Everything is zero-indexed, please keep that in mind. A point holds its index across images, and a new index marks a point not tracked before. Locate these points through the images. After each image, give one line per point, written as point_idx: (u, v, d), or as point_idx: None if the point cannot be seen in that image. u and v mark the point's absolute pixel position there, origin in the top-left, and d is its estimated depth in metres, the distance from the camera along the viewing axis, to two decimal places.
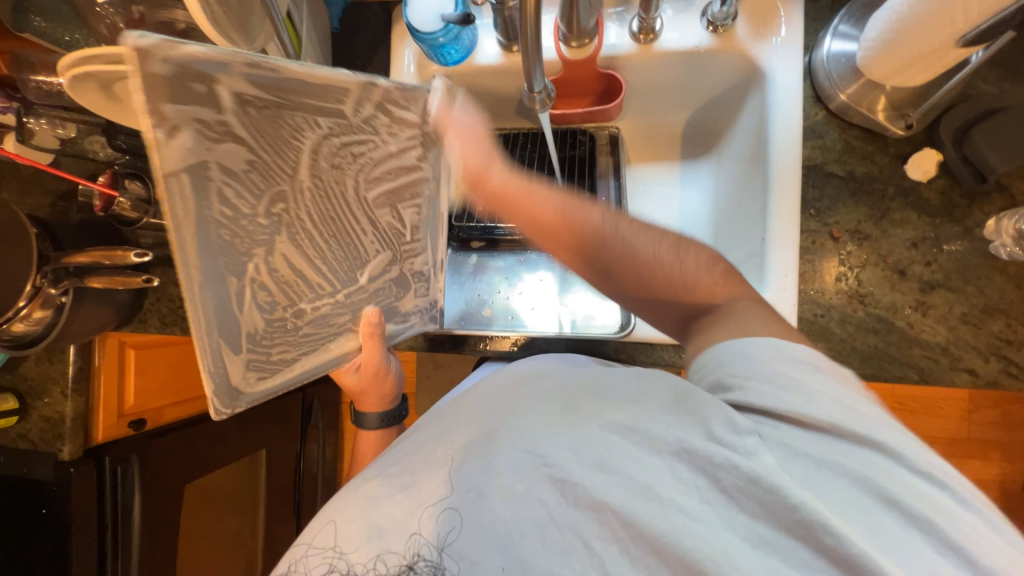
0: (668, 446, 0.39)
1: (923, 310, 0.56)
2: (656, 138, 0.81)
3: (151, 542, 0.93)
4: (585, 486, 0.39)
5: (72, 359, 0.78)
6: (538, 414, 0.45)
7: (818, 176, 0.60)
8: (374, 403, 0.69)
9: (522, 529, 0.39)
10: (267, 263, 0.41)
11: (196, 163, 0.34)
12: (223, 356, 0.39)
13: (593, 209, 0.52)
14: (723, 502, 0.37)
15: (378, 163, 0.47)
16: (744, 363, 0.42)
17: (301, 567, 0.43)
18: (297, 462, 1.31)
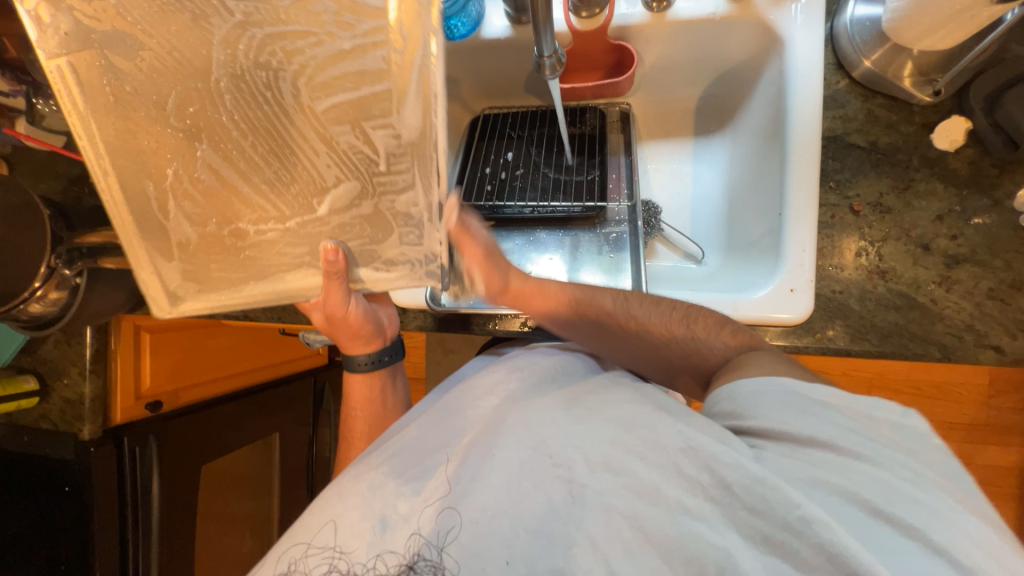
0: (671, 442, 0.39)
1: (947, 286, 0.54)
2: (668, 114, 0.79)
3: (171, 520, 0.95)
4: (593, 485, 0.38)
5: (88, 340, 0.80)
6: (545, 409, 0.45)
7: (838, 147, 0.58)
8: (352, 343, 0.68)
9: (528, 523, 0.38)
10: (188, 167, 0.44)
11: (85, 52, 0.41)
12: (156, 261, 0.46)
13: (603, 295, 0.59)
14: (724, 499, 0.36)
15: (322, 64, 0.42)
16: (755, 396, 0.43)
17: (301, 567, 0.42)
18: (310, 446, 1.34)
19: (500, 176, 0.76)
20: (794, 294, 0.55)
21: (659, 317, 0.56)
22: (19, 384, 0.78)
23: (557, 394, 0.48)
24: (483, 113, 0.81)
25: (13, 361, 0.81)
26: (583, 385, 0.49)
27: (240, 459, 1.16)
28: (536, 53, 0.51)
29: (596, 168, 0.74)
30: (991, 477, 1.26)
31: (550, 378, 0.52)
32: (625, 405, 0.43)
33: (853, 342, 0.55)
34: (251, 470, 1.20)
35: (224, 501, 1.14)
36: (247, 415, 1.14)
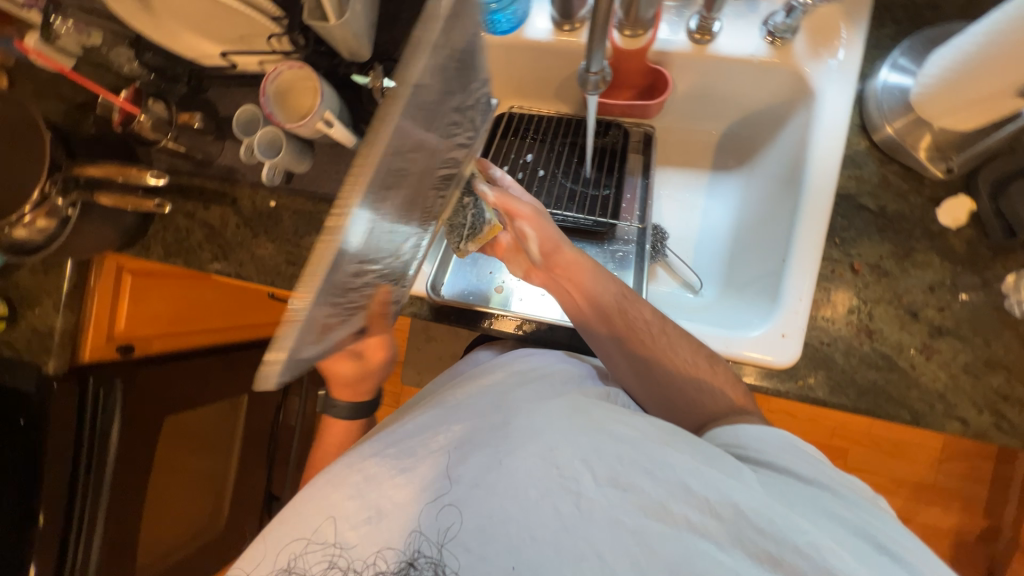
0: (679, 464, 0.43)
1: (928, 354, 0.56)
2: (690, 144, 0.80)
3: (128, 462, 0.94)
4: (601, 500, 0.41)
5: (68, 273, 0.83)
6: (552, 416, 0.46)
7: (849, 206, 0.59)
8: (345, 388, 0.71)
9: (537, 527, 0.40)
10: (390, 201, 0.40)
11: (405, 87, 0.37)
12: (326, 290, 0.36)
13: (643, 308, 0.59)
14: (732, 521, 0.40)
15: (449, 149, 0.48)
16: (755, 442, 0.48)
17: (301, 564, 0.43)
18: (276, 413, 1.36)
19: (516, 176, 0.76)
20: (785, 339, 0.57)
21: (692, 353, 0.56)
22: None
23: (557, 399, 0.49)
24: (508, 111, 0.80)
25: None
26: (579, 395, 0.51)
27: (207, 413, 1.17)
28: (584, 66, 0.51)
29: (612, 184, 0.75)
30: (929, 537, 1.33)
31: (550, 383, 0.52)
32: (630, 422, 0.46)
33: (832, 394, 0.58)
34: (216, 425, 1.21)
35: (183, 456, 1.13)
36: (219, 373, 1.16)
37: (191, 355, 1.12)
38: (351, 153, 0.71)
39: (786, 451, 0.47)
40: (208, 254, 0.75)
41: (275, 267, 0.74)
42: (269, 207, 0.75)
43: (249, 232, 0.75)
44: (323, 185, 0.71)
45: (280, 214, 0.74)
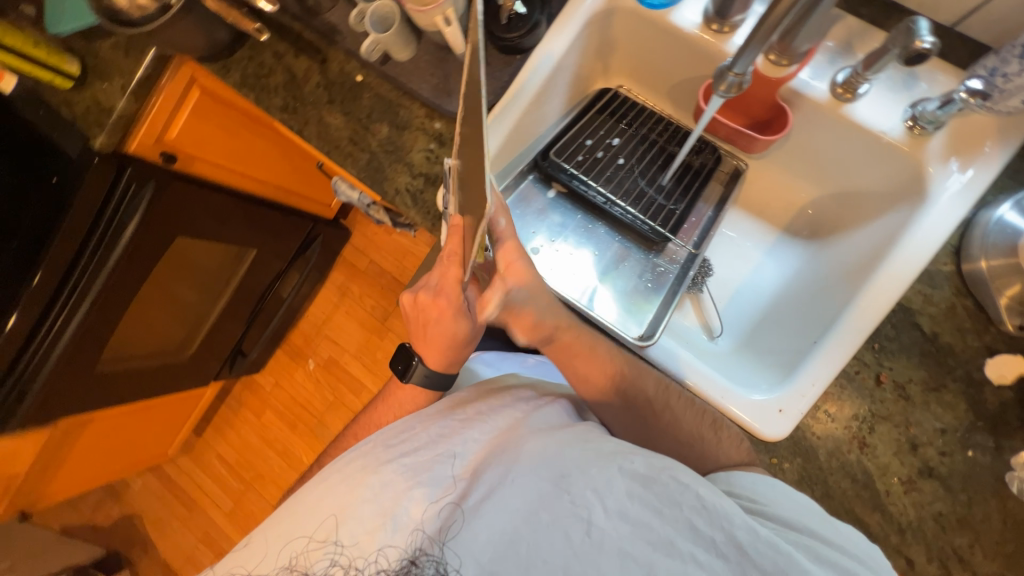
0: (686, 500, 0.47)
1: (907, 488, 0.55)
2: (774, 197, 0.77)
3: (133, 261, 0.96)
4: (613, 533, 0.45)
5: (145, 63, 0.83)
6: (569, 453, 0.51)
7: (903, 319, 0.57)
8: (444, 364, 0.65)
9: (550, 554, 0.44)
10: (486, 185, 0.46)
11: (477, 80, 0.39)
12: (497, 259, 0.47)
13: (647, 377, 0.60)
14: (735, 559, 0.44)
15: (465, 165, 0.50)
16: (750, 485, 0.51)
17: (302, 563, 0.48)
18: (275, 279, 1.51)
19: (596, 154, 0.74)
20: (779, 415, 0.57)
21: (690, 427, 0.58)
22: (63, 61, 0.82)
23: (567, 432, 0.55)
24: (614, 90, 0.78)
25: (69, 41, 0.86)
26: (584, 431, 0.56)
27: (209, 249, 1.19)
28: (727, 65, 0.51)
29: (682, 203, 0.73)
30: None
31: (557, 413, 0.59)
32: (641, 457, 0.50)
33: (798, 484, 0.57)
34: (213, 264, 1.24)
35: (179, 286, 1.20)
36: (237, 220, 1.19)
37: (224, 189, 1.14)
38: (453, 61, 0.70)
39: (770, 487, 0.51)
40: (280, 102, 0.76)
41: (336, 140, 0.74)
42: (354, 80, 0.74)
43: (326, 96, 0.74)
44: (414, 79, 0.70)
45: (361, 91, 0.73)
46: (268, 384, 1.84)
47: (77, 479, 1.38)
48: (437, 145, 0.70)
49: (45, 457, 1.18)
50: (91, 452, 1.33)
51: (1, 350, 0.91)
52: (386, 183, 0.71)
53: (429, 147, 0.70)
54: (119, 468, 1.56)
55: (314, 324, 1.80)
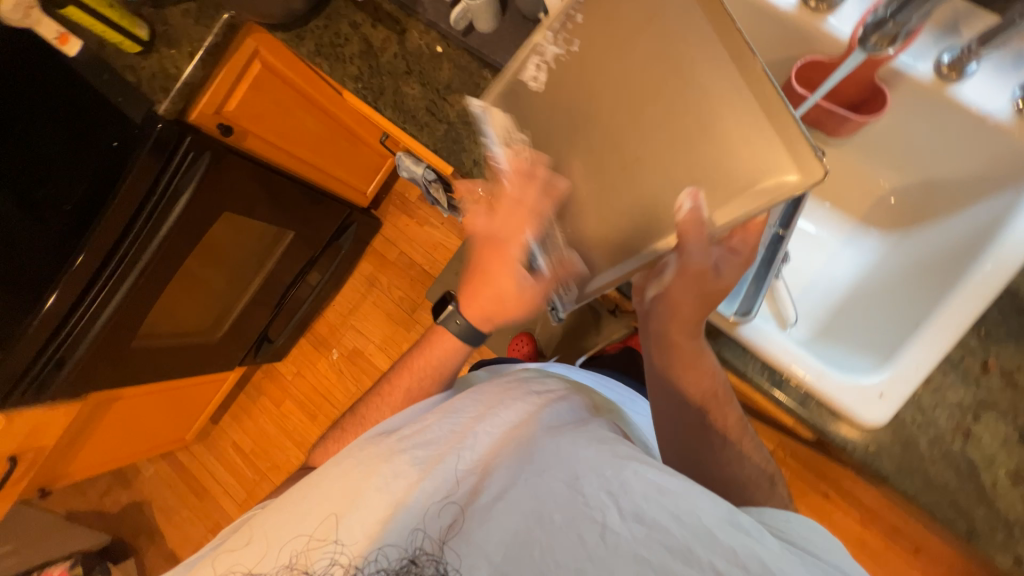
0: (710, 513, 0.45)
1: (1015, 481, 0.53)
2: (853, 187, 0.76)
3: (184, 232, 0.95)
4: (627, 539, 0.44)
5: (215, 31, 0.83)
6: (581, 452, 0.50)
7: (1010, 305, 0.56)
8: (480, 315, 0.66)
9: (561, 558, 0.44)
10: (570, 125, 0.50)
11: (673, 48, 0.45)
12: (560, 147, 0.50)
13: (728, 413, 0.61)
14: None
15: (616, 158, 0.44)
16: (777, 515, 0.50)
17: (303, 560, 0.51)
18: (309, 264, 1.49)
19: None
20: (881, 400, 0.55)
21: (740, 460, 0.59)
22: (133, 25, 0.81)
23: (582, 429, 0.54)
24: None
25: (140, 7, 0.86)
26: (598, 428, 0.55)
27: (240, 234, 1.16)
28: (886, 14, 0.53)
29: None
30: None
31: (568, 410, 0.59)
32: (656, 463, 0.49)
33: (898, 473, 0.55)
34: (245, 251, 1.22)
35: (216, 264, 1.17)
36: (280, 198, 1.16)
37: (272, 166, 1.13)
38: None
39: (806, 524, 0.50)
40: (355, 70, 0.75)
41: (413, 110, 0.73)
42: (434, 51, 0.73)
43: (404, 66, 0.74)
44: (498, 52, 0.69)
45: (441, 62, 0.73)
46: (289, 373, 1.81)
47: (97, 459, 1.35)
48: None
49: (71, 433, 1.15)
50: (115, 431, 1.30)
51: (47, 316, 0.89)
52: (464, 153, 0.70)
53: None
54: (137, 452, 1.53)
55: (339, 314, 1.79)
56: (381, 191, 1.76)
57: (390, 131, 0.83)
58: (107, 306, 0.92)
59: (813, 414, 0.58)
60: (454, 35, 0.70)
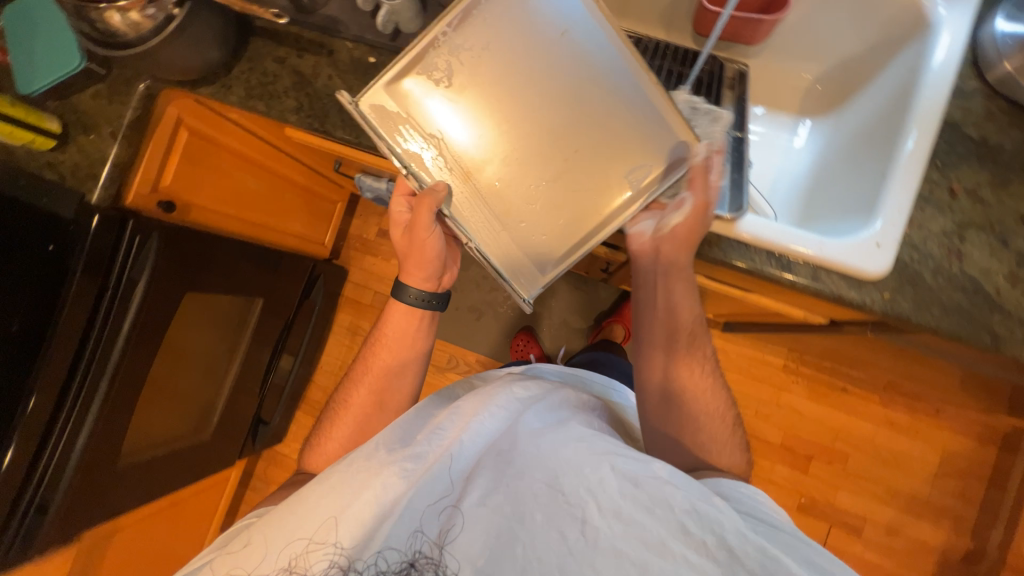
0: (678, 503, 0.47)
1: (1013, 282, 0.58)
2: (782, 86, 0.82)
3: (150, 322, 0.88)
4: (603, 531, 0.44)
5: (134, 103, 0.80)
6: (562, 451, 0.51)
7: (953, 134, 0.62)
8: (419, 277, 0.72)
9: (542, 555, 0.44)
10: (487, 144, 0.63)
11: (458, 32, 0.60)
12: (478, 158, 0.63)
13: (704, 350, 0.70)
14: (726, 560, 0.44)
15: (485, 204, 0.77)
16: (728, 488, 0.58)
17: (301, 563, 0.46)
18: (286, 330, 1.42)
19: None
20: (879, 249, 0.59)
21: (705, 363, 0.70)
22: (42, 120, 0.77)
23: (561, 430, 0.55)
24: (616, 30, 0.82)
25: (43, 103, 0.81)
26: (574, 427, 0.56)
27: (204, 324, 1.11)
28: None
29: (707, 105, 0.74)
30: (915, 551, 1.37)
31: (546, 412, 0.60)
32: (632, 458, 0.51)
33: (916, 310, 0.58)
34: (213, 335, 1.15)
35: (190, 350, 1.10)
36: (245, 261, 1.12)
37: (224, 234, 1.08)
38: None
39: (749, 495, 0.58)
40: (292, 103, 0.74)
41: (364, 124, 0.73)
42: (367, 63, 0.74)
43: (342, 84, 0.74)
44: None
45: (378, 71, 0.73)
46: (294, 452, 1.69)
47: None
48: None
49: None
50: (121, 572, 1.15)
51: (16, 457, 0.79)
52: None
53: None
54: None
55: (331, 375, 1.70)
56: (338, 240, 1.72)
57: (343, 155, 0.83)
58: (85, 424, 0.83)
59: (826, 284, 0.61)
60: (384, 41, 0.71)
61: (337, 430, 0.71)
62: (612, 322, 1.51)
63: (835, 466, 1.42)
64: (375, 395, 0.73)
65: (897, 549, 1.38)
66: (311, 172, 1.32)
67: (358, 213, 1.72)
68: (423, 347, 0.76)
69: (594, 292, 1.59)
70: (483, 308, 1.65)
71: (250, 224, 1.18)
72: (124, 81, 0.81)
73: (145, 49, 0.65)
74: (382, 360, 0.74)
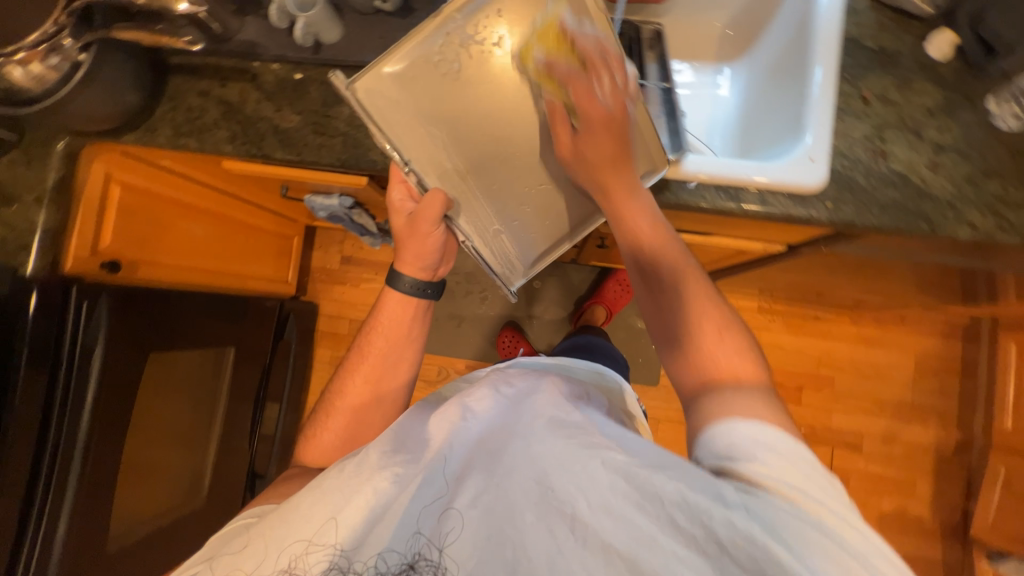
0: (670, 497, 0.42)
1: (935, 169, 0.63)
2: (696, 40, 0.87)
3: (115, 390, 0.83)
4: (592, 526, 0.43)
5: (56, 166, 0.77)
6: (551, 447, 0.47)
7: (853, 48, 0.67)
8: (414, 265, 0.70)
9: (527, 549, 0.43)
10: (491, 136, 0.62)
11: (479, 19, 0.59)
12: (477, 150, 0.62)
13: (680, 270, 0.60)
14: (716, 554, 0.40)
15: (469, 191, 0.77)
16: (737, 444, 0.48)
17: (301, 564, 0.46)
18: (265, 376, 1.37)
19: None
20: (813, 163, 0.62)
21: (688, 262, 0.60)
22: None
23: (555, 422, 0.50)
24: None
25: None
26: (572, 417, 0.52)
27: (175, 389, 1.06)
28: None
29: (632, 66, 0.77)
30: (913, 453, 1.44)
31: (539, 401, 0.55)
32: (626, 451, 0.46)
33: (859, 213, 0.63)
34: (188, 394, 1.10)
35: (166, 414, 1.04)
36: (208, 311, 1.08)
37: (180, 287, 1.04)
38: (383, 21, 0.72)
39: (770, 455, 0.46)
40: (225, 133, 0.73)
41: (302, 139, 0.72)
42: (294, 79, 0.73)
43: (272, 105, 0.73)
44: (355, 51, 0.71)
45: (306, 86, 0.73)
46: None
47: None
48: None
49: None
50: None
51: None
52: (369, 153, 0.71)
53: None
54: None
55: None
56: (302, 276, 1.68)
57: (287, 178, 0.81)
58: (63, 510, 0.77)
59: (774, 205, 0.64)
60: (307, 56, 0.71)
61: (332, 421, 0.69)
62: (592, 304, 1.52)
63: (825, 390, 1.48)
64: (372, 383, 0.70)
65: (896, 456, 1.45)
66: (259, 210, 1.28)
67: (317, 245, 1.69)
68: (418, 333, 0.74)
69: (567, 275, 1.61)
70: (462, 314, 1.64)
71: (204, 273, 1.13)
72: (39, 144, 0.77)
73: (54, 100, 0.62)
74: (376, 347, 0.71)
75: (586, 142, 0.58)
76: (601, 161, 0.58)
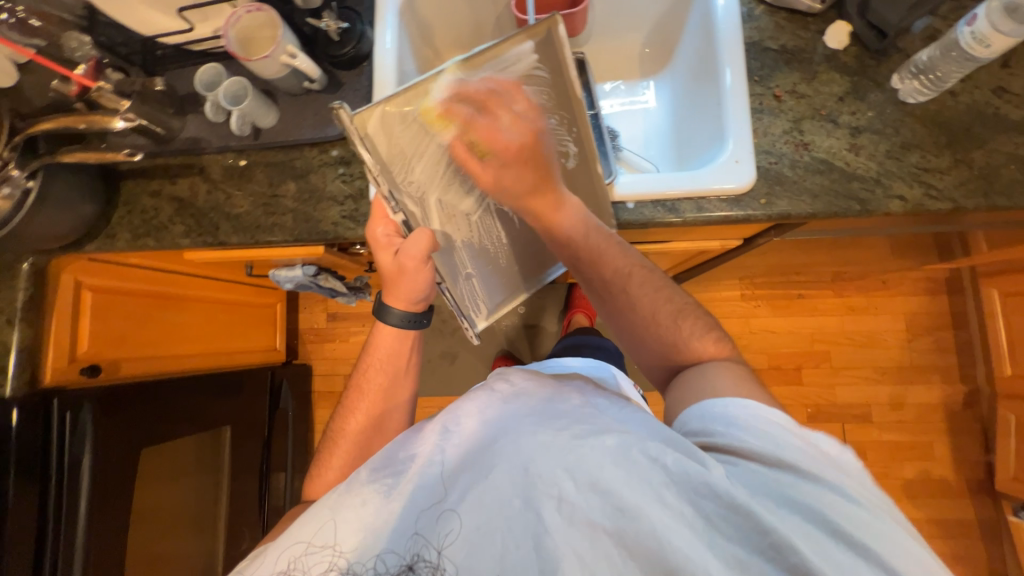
0: (655, 475, 0.43)
1: (857, 151, 0.65)
2: (619, 60, 0.92)
3: (106, 495, 0.83)
4: (579, 505, 0.43)
5: (22, 285, 0.79)
6: (538, 436, 0.48)
7: (757, 50, 0.71)
8: (402, 299, 0.69)
9: (516, 539, 0.43)
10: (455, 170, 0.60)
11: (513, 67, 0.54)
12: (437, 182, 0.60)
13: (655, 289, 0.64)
14: (703, 524, 0.41)
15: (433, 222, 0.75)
16: (725, 421, 0.49)
17: (301, 565, 0.47)
18: (266, 447, 1.36)
19: None
20: (739, 163, 0.65)
21: (627, 261, 0.64)
22: None
23: (547, 417, 0.50)
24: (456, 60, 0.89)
25: None
26: (564, 407, 0.52)
27: (170, 484, 1.05)
28: None
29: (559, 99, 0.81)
30: (923, 414, 1.43)
31: (533, 401, 0.54)
32: (615, 433, 0.47)
33: (792, 204, 0.65)
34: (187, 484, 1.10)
35: (169, 507, 1.04)
36: (199, 394, 1.08)
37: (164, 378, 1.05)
38: (314, 99, 0.75)
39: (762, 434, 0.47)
40: (181, 228, 0.75)
41: (255, 221, 0.74)
42: (239, 166, 0.76)
43: (222, 194, 0.76)
44: (293, 130, 0.74)
45: (252, 170, 0.76)
46: None
47: None
48: (345, 166, 0.74)
49: None
50: None
51: None
52: (321, 223, 0.73)
53: (340, 171, 0.74)
54: None
55: None
56: (290, 340, 1.69)
57: (250, 258, 0.83)
58: None
59: (712, 208, 0.66)
60: (248, 143, 0.74)
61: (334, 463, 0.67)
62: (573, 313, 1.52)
63: (822, 366, 1.48)
64: (372, 420, 0.69)
65: (906, 420, 1.43)
66: (235, 286, 1.31)
67: (301, 307, 1.71)
68: (416, 365, 0.74)
69: (549, 295, 1.62)
70: (453, 350, 1.64)
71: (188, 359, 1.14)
72: (5, 268, 0.80)
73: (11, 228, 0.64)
74: (376, 383, 0.71)
75: (507, 176, 0.60)
76: (522, 190, 0.61)
